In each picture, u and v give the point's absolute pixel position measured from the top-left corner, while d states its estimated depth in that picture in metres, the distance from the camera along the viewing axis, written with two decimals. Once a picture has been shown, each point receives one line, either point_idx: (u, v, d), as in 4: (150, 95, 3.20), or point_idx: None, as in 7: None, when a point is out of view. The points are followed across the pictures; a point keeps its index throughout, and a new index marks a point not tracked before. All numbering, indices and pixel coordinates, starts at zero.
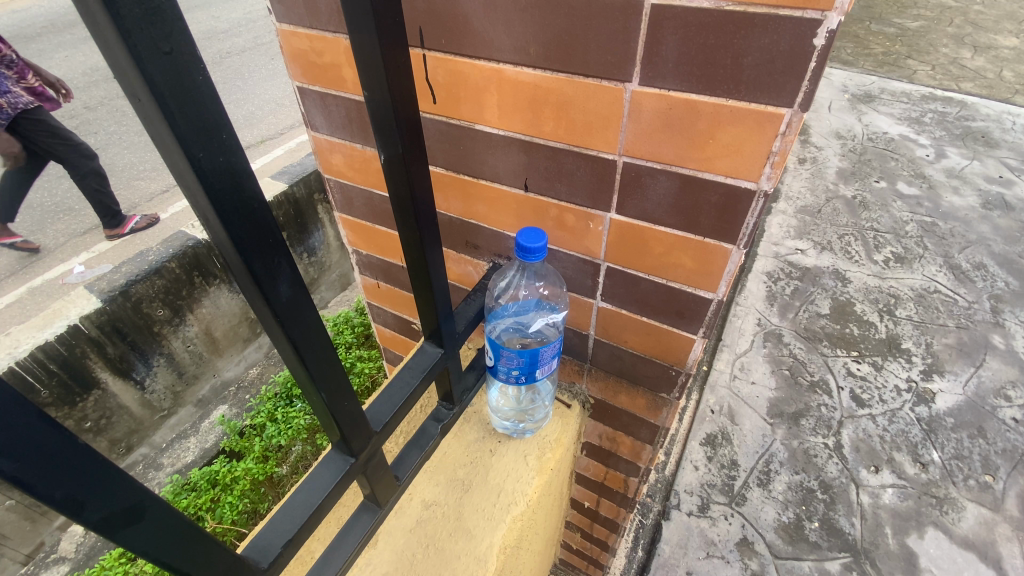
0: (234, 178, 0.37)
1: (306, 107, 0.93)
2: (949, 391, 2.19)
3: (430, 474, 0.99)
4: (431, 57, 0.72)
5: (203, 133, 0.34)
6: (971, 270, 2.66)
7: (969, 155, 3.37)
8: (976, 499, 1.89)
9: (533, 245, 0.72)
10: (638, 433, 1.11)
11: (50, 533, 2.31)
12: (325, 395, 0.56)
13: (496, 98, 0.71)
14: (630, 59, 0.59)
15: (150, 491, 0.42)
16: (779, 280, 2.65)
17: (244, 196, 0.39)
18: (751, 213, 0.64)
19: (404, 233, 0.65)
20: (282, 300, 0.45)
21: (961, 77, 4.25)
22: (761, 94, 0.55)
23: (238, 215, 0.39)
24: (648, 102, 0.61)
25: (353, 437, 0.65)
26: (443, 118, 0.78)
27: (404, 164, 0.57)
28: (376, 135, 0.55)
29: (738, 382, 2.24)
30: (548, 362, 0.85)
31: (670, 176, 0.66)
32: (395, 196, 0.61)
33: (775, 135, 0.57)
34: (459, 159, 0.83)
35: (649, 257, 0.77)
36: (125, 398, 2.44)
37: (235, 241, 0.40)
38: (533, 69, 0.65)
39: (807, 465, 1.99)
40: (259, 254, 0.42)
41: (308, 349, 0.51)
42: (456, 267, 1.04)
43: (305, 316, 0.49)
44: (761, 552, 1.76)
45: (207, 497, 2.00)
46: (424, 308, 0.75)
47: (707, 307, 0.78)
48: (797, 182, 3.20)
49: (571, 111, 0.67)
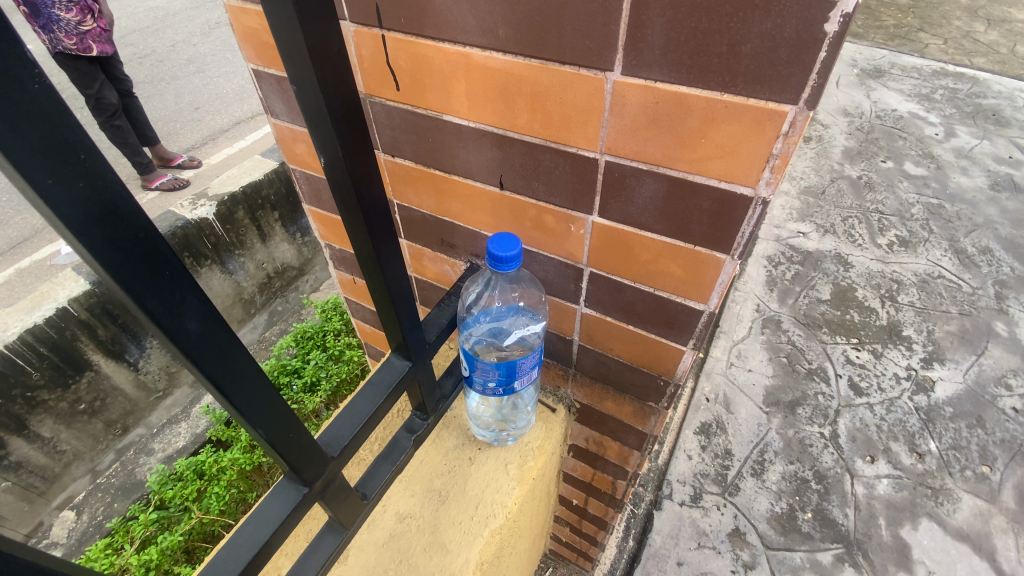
0: (107, 203, 0.31)
1: (263, 92, 0.85)
2: (950, 379, 2.14)
3: (404, 484, 0.95)
4: (391, 38, 0.63)
5: (51, 154, 0.27)
6: (978, 254, 2.58)
7: (980, 134, 3.25)
8: (972, 491, 1.86)
9: (507, 257, 0.66)
10: (625, 438, 1.06)
11: (49, 513, 2.32)
12: (262, 430, 0.50)
13: (464, 87, 0.63)
14: (610, 45, 0.51)
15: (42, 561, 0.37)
16: (780, 264, 2.58)
17: (124, 223, 0.32)
18: (748, 222, 0.57)
19: (356, 242, 0.58)
20: (192, 337, 0.39)
21: (974, 51, 4.09)
22: (761, 89, 0.47)
23: (118, 247, 0.32)
24: (631, 95, 0.53)
25: (304, 465, 0.60)
26: (408, 106, 0.70)
27: (348, 168, 0.50)
28: (312, 134, 0.48)
29: (735, 369, 2.19)
30: (528, 373, 0.79)
31: (657, 177, 0.59)
32: (341, 201, 0.54)
33: (776, 137, 0.49)
34: (428, 153, 0.76)
35: (636, 264, 0.70)
36: (119, 380, 2.39)
37: (120, 278, 0.33)
38: (502, 54, 0.57)
39: (802, 455, 1.95)
40: (153, 290, 0.35)
41: (233, 385, 0.45)
42: (432, 266, 0.98)
43: (226, 350, 0.42)
44: (753, 542, 1.74)
45: (193, 488, 1.98)
46: (388, 322, 0.69)
47: (698, 319, 0.72)
48: (801, 162, 3.10)
49: (547, 102, 0.59)
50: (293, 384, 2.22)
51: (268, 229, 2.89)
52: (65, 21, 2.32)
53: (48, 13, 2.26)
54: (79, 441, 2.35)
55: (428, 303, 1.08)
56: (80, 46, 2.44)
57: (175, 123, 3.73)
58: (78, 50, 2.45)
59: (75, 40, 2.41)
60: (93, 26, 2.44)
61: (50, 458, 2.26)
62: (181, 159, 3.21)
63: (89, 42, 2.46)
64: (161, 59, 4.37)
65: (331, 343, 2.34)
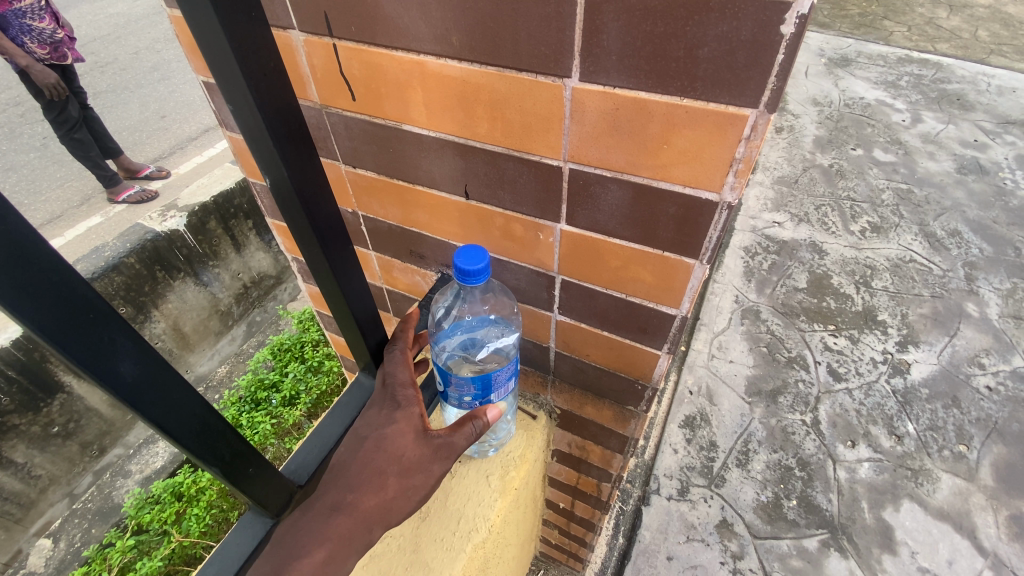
0: (13, 246, 0.29)
1: (216, 105, 0.80)
2: (925, 361, 2.19)
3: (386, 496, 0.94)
4: (343, 47, 0.61)
5: None
6: (947, 237, 2.64)
7: (945, 119, 3.33)
8: (950, 470, 1.90)
9: (475, 272, 0.64)
10: (607, 442, 1.05)
11: (27, 540, 2.23)
12: (218, 467, 0.48)
13: (422, 95, 0.61)
14: (567, 51, 0.49)
15: None
16: (756, 255, 2.60)
17: (34, 266, 0.31)
18: (715, 226, 0.56)
19: (313, 262, 0.56)
20: (125, 381, 0.37)
21: (937, 37, 4.18)
22: (720, 92, 0.46)
23: (29, 292, 0.31)
24: (591, 101, 0.52)
25: (268, 498, 0.57)
26: (366, 116, 0.68)
27: (296, 189, 0.48)
28: (254, 153, 0.46)
29: (716, 361, 2.21)
30: (504, 384, 0.76)
31: (622, 184, 0.57)
32: (293, 224, 0.52)
33: (738, 142, 0.48)
34: (391, 164, 0.73)
35: (607, 270, 0.69)
36: (93, 400, 2.32)
37: (35, 325, 0.31)
38: (458, 62, 0.55)
39: (785, 443, 1.97)
40: (76, 334, 0.33)
41: (180, 426, 0.42)
42: (403, 276, 0.95)
43: (167, 392, 0.41)
44: (741, 532, 1.75)
45: (172, 510, 1.92)
46: (353, 340, 0.67)
47: (671, 323, 0.71)
48: (774, 152, 3.14)
49: (506, 111, 0.57)
50: (272, 399, 2.18)
51: (242, 239, 2.81)
52: (39, 30, 2.34)
53: (20, 23, 2.26)
54: (55, 465, 2.27)
55: (401, 313, 1.06)
56: (55, 55, 2.45)
57: (140, 133, 3.62)
58: (54, 59, 2.46)
59: (50, 49, 2.43)
60: (63, 34, 2.48)
61: (24, 484, 2.18)
62: (148, 169, 3.11)
63: (64, 51, 2.49)
64: (123, 67, 4.24)
65: (310, 355, 2.30)
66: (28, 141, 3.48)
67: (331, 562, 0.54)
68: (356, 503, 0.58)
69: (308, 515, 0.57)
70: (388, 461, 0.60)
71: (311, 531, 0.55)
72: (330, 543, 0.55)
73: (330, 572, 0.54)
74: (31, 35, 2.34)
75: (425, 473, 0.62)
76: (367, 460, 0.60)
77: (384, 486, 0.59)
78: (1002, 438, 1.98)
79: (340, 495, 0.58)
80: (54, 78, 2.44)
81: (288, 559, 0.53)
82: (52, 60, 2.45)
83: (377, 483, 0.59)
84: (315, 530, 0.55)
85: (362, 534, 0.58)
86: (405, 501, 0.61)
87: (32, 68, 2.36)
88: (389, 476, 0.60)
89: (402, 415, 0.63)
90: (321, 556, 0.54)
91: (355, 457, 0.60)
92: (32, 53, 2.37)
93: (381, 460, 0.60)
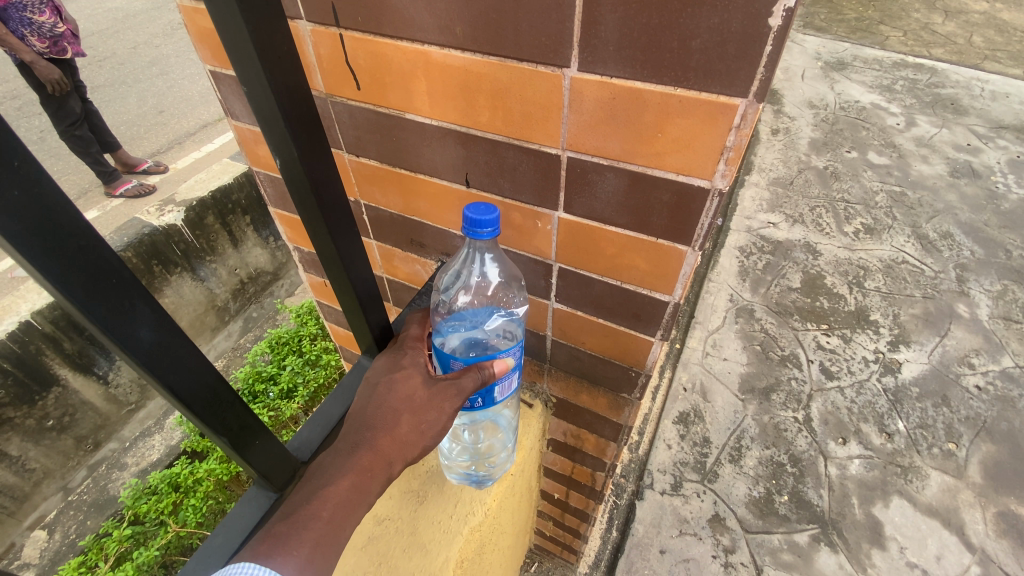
0: (43, 210, 0.31)
1: (222, 94, 0.82)
2: (916, 360, 2.22)
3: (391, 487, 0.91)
4: (349, 37, 0.63)
5: None
6: (939, 239, 2.67)
7: (938, 123, 3.37)
8: (939, 467, 1.93)
9: (487, 227, 0.61)
10: (601, 430, 1.07)
11: (21, 533, 2.23)
12: (226, 438, 0.50)
13: (426, 85, 0.63)
14: (565, 42, 0.51)
15: None
16: (751, 255, 2.63)
17: (65, 231, 0.33)
18: (706, 213, 0.58)
19: (319, 243, 0.58)
20: (145, 347, 0.39)
21: (932, 43, 4.22)
22: (712, 82, 0.48)
23: (56, 255, 0.33)
24: (589, 90, 0.54)
25: (274, 472, 0.59)
26: (370, 105, 0.70)
27: (304, 168, 0.50)
28: (266, 135, 0.48)
29: (710, 358, 2.24)
30: (507, 380, 0.73)
31: (618, 172, 0.60)
32: (300, 203, 0.54)
33: (729, 130, 0.50)
34: (392, 152, 0.75)
35: (603, 258, 0.71)
36: (88, 394, 2.32)
37: (64, 288, 0.34)
38: (460, 52, 0.57)
39: (777, 439, 2.00)
40: (101, 301, 0.36)
41: (191, 395, 0.44)
42: (403, 266, 0.97)
43: (183, 359, 0.43)
44: (732, 527, 1.77)
45: (169, 501, 1.93)
46: (355, 320, 0.69)
47: (664, 310, 0.73)
48: (770, 154, 3.17)
49: (507, 100, 0.59)
50: (269, 391, 2.19)
51: (239, 234, 2.82)
52: (39, 24, 2.33)
53: (20, 16, 2.25)
54: (49, 459, 2.27)
55: (401, 302, 1.08)
56: (53, 49, 2.44)
57: (139, 128, 3.62)
58: (52, 52, 2.45)
59: (49, 43, 2.42)
60: (64, 28, 2.46)
61: (18, 477, 2.18)
62: (145, 164, 3.12)
63: (63, 45, 2.48)
64: (122, 63, 4.24)
65: (308, 348, 2.32)
66: (26, 134, 3.47)
67: (357, 489, 0.57)
68: (373, 439, 0.61)
69: (353, 435, 0.61)
70: (400, 398, 0.64)
71: (334, 465, 0.58)
72: (353, 471, 0.58)
73: (355, 499, 0.56)
74: (31, 28, 2.33)
75: (437, 411, 0.65)
76: (380, 402, 0.64)
77: (398, 423, 0.63)
78: (990, 437, 2.01)
79: (360, 433, 0.61)
80: (57, 73, 2.44)
81: (313, 493, 0.55)
82: (50, 54, 2.44)
83: (391, 420, 0.63)
84: (339, 463, 0.58)
85: (382, 470, 0.61)
86: (418, 439, 0.64)
87: (36, 63, 2.38)
88: (402, 414, 0.63)
89: (411, 363, 0.68)
90: (346, 485, 0.57)
91: (368, 400, 0.64)
92: (32, 47, 2.37)
93: (394, 399, 0.64)
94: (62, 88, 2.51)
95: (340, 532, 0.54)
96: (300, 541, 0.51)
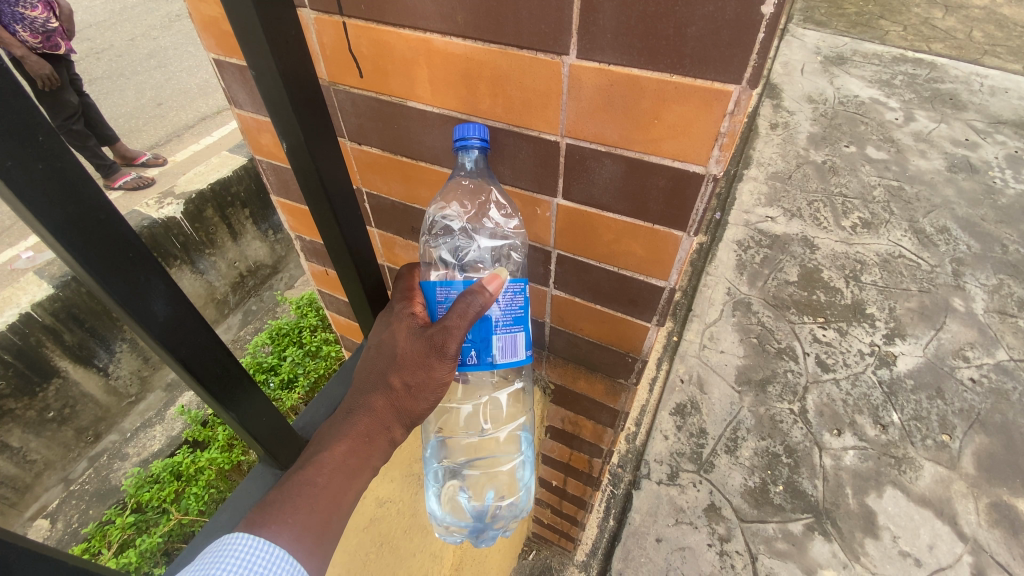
0: (66, 184, 0.34)
1: (226, 82, 0.83)
2: (911, 354, 2.24)
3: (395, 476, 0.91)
4: (352, 25, 0.64)
5: (14, 135, 0.31)
6: (936, 234, 2.69)
7: (937, 118, 3.38)
8: (933, 458, 1.95)
9: (475, 134, 0.62)
10: (598, 416, 1.09)
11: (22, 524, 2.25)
12: (234, 414, 0.53)
13: (427, 72, 0.64)
14: (565, 29, 0.52)
15: (48, 553, 0.39)
16: (749, 248, 2.65)
17: (87, 206, 0.36)
18: (701, 198, 0.60)
19: (323, 227, 0.59)
20: (159, 319, 0.43)
21: (932, 37, 4.22)
22: (707, 68, 0.50)
23: (79, 228, 0.36)
24: (588, 77, 0.55)
25: (280, 450, 0.62)
26: (372, 93, 0.71)
27: (309, 151, 0.51)
28: (274, 118, 0.50)
29: (707, 351, 2.26)
30: (508, 331, 0.67)
31: (616, 159, 0.61)
32: (305, 186, 0.55)
33: (723, 116, 0.52)
34: (393, 140, 0.76)
35: (601, 244, 0.73)
36: (89, 386, 2.34)
37: (82, 259, 0.37)
38: (462, 40, 0.59)
39: (773, 431, 2.02)
40: (118, 272, 0.39)
41: (202, 368, 0.48)
42: (404, 253, 0.99)
43: (196, 334, 0.46)
44: (728, 516, 1.80)
45: (172, 489, 1.95)
46: (353, 295, 0.70)
47: (661, 295, 0.75)
48: (769, 148, 3.18)
49: (507, 86, 0.60)
50: (270, 382, 2.21)
51: (239, 227, 2.83)
52: (31, 19, 2.33)
53: (13, 12, 2.25)
54: (50, 450, 2.29)
55: None
56: (47, 45, 2.45)
57: (137, 120, 3.62)
58: (47, 48, 2.45)
59: (42, 39, 2.42)
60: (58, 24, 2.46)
61: (19, 468, 2.20)
62: (144, 158, 3.12)
63: (57, 41, 2.49)
64: (120, 55, 4.22)
65: (307, 339, 2.34)
66: None
67: (354, 455, 0.59)
68: (367, 403, 0.63)
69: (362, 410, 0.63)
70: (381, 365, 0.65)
71: (334, 433, 0.61)
72: (349, 437, 0.60)
73: (354, 464, 0.59)
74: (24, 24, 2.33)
75: (425, 372, 0.63)
76: (371, 365, 0.66)
77: (388, 388, 0.63)
78: (984, 428, 2.03)
79: (355, 401, 0.64)
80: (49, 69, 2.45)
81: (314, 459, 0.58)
82: (44, 49, 2.44)
83: (381, 385, 0.64)
84: (337, 430, 0.61)
85: (382, 437, 0.62)
86: (413, 403, 0.64)
87: (27, 59, 2.39)
88: (390, 376, 0.64)
89: (401, 316, 0.67)
90: (342, 450, 0.59)
91: (364, 364, 0.67)
92: (24, 42, 2.37)
93: (382, 362, 0.65)
94: (53, 83, 2.51)
95: (341, 496, 0.56)
96: (295, 509, 0.52)
